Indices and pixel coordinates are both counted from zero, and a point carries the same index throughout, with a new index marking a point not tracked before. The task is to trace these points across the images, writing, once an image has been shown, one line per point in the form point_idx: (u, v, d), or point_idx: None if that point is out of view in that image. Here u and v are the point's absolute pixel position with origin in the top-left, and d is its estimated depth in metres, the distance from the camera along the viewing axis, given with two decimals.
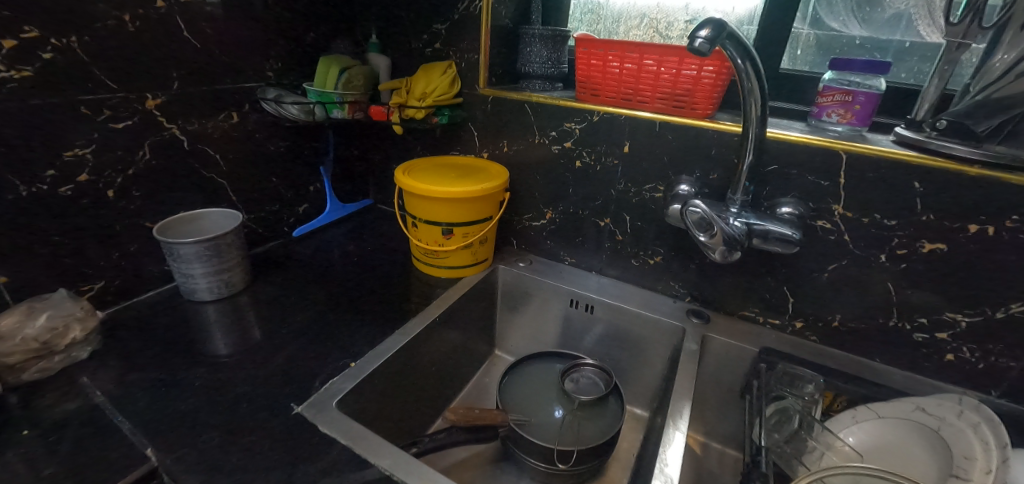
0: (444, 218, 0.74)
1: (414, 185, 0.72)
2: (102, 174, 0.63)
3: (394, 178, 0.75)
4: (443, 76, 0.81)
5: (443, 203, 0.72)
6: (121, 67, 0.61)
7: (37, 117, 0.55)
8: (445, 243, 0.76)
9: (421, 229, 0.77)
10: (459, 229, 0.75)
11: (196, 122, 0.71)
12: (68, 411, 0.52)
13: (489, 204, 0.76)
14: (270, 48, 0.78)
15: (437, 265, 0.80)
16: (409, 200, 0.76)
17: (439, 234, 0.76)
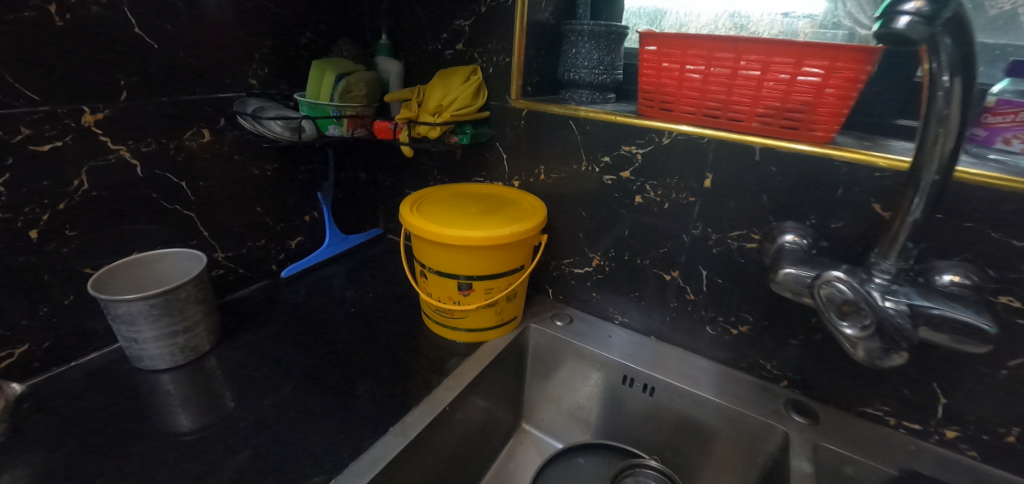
0: (461, 270, 0.56)
1: (421, 227, 0.55)
2: (20, 211, 0.48)
3: (400, 216, 0.58)
4: (465, 84, 0.63)
5: (460, 250, 0.55)
6: (45, 71, 0.47)
7: None
8: (463, 300, 0.59)
9: (431, 282, 0.60)
10: (481, 283, 0.58)
11: (153, 142, 0.56)
12: None
13: (520, 251, 0.58)
14: (254, 49, 0.63)
15: (453, 326, 0.63)
16: (417, 245, 0.59)
17: (454, 289, 0.58)
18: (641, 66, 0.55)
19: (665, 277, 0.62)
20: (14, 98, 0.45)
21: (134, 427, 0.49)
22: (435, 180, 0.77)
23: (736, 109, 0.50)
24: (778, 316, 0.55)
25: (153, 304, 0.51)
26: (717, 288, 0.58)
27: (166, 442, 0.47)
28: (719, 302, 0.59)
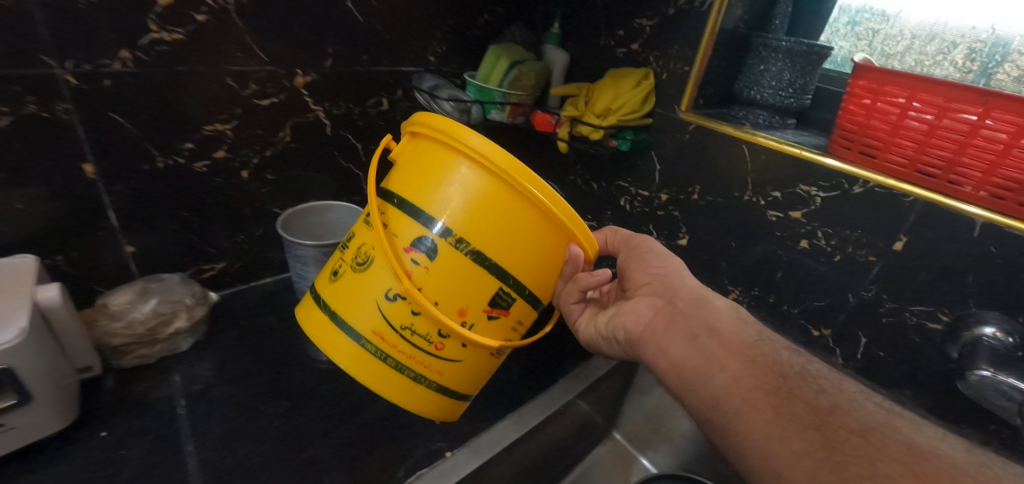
0: (517, 263, 0.38)
1: (507, 161, 0.35)
2: (238, 153, 0.58)
3: (456, 131, 0.36)
4: (636, 89, 0.62)
5: (537, 236, 0.38)
6: (276, 37, 0.54)
7: (181, 86, 0.51)
8: (476, 322, 0.39)
9: (442, 275, 0.38)
10: (521, 307, 0.41)
11: (343, 106, 0.63)
12: (145, 413, 0.49)
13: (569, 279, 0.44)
14: (439, 27, 0.67)
15: (422, 374, 0.41)
16: (449, 196, 0.37)
17: (481, 300, 0.39)
18: (845, 101, 0.49)
19: (812, 332, 0.57)
20: (250, 61, 0.53)
21: (296, 351, 0.59)
22: (575, 175, 0.77)
23: (960, 173, 0.43)
24: (943, 413, 0.49)
25: (324, 252, 0.58)
26: (875, 360, 0.53)
27: (312, 367, 0.56)
28: (872, 376, 0.53)
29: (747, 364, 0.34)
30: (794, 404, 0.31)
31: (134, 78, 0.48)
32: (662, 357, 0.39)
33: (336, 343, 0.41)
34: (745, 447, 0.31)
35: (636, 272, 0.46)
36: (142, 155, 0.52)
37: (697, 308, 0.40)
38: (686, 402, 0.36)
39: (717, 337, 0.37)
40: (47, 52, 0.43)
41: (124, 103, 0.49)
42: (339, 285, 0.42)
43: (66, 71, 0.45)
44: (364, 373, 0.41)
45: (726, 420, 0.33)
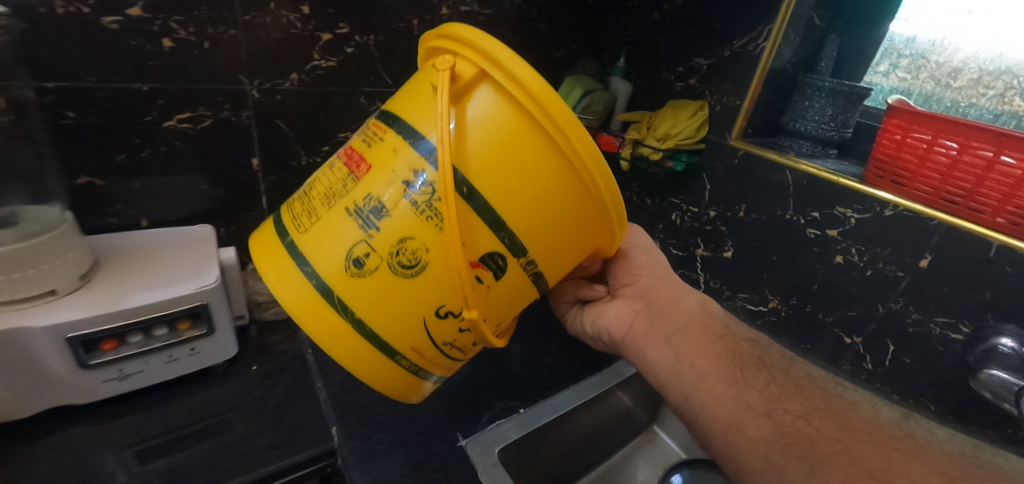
0: (539, 236, 0.33)
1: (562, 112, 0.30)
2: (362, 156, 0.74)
3: (485, 45, 0.30)
4: (692, 119, 0.73)
5: (557, 189, 0.32)
6: (398, 65, 0.70)
7: (330, 101, 0.67)
8: (482, 303, 0.35)
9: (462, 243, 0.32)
10: (524, 282, 0.35)
11: None
12: (283, 352, 0.64)
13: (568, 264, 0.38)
14: (522, 60, 0.83)
15: (409, 357, 0.36)
16: (484, 137, 0.31)
17: (488, 271, 0.33)
18: (879, 137, 0.58)
19: (845, 339, 0.64)
20: (378, 84, 0.69)
21: None
22: (633, 191, 0.90)
23: (979, 201, 0.50)
24: (962, 415, 0.55)
25: None
26: (902, 366, 0.59)
27: None
28: (901, 382, 0.59)
29: (712, 359, 0.42)
30: (750, 393, 0.39)
31: (296, 94, 0.64)
32: (644, 356, 0.48)
33: (309, 309, 0.35)
34: (709, 435, 0.39)
35: (620, 273, 0.53)
36: (293, 153, 0.67)
37: (672, 312, 0.48)
38: (664, 395, 0.45)
39: (688, 339, 0.45)
40: (245, 73, 0.60)
41: (287, 112, 0.64)
42: (317, 234, 0.34)
43: (253, 88, 0.61)
44: (339, 346, 0.35)
45: (696, 407, 0.41)
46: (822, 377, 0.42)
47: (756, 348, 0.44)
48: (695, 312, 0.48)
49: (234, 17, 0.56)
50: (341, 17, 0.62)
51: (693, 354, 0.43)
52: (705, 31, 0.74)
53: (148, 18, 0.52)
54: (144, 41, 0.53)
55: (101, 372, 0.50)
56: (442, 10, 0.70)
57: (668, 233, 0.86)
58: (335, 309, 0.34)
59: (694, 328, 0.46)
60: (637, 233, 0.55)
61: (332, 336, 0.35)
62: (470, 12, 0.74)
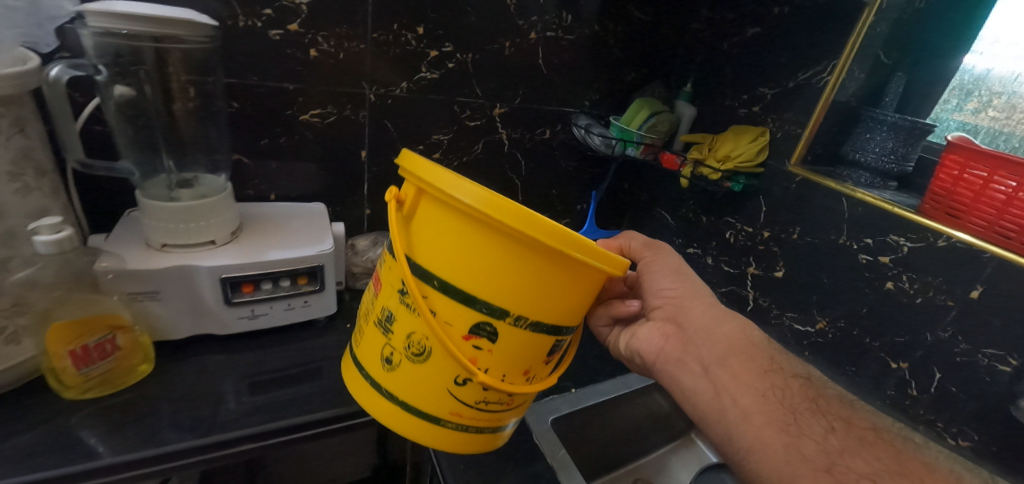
0: (518, 302, 0.36)
1: (492, 200, 0.33)
2: (450, 156, 0.85)
3: (437, 174, 0.35)
4: (752, 144, 0.79)
5: (528, 266, 0.35)
6: (488, 80, 0.82)
7: (430, 107, 0.79)
8: (491, 364, 0.39)
9: (449, 324, 0.38)
10: (530, 338, 0.38)
11: (518, 132, 0.90)
12: None
13: (575, 302, 0.39)
14: (596, 82, 0.93)
15: (451, 423, 0.42)
16: (453, 246, 0.36)
17: (485, 342, 0.38)
18: (936, 171, 0.61)
19: (890, 364, 0.66)
20: (471, 95, 0.82)
21: None
22: (689, 208, 0.96)
23: None
24: (1007, 447, 0.56)
25: None
26: (947, 394, 0.60)
27: None
28: (945, 410, 0.61)
29: (759, 398, 0.40)
30: (805, 442, 0.37)
31: (403, 100, 0.77)
32: (681, 384, 0.47)
33: (370, 405, 0.44)
34: (756, 478, 0.38)
35: (649, 295, 0.52)
36: (393, 149, 0.79)
37: (706, 341, 0.46)
38: (704, 427, 0.43)
39: (728, 371, 0.43)
40: (366, 81, 0.73)
41: (394, 114, 0.77)
42: (362, 346, 0.45)
43: (371, 92, 0.74)
44: (397, 423, 0.43)
45: (743, 449, 0.39)
46: (886, 422, 0.40)
47: (809, 386, 0.42)
48: (736, 342, 0.45)
49: (365, 35, 0.70)
50: (448, 39, 0.75)
51: (736, 394, 0.41)
52: (772, 63, 0.80)
53: (302, 32, 0.66)
54: (295, 50, 0.66)
55: (238, 310, 0.62)
56: (531, 35, 0.82)
57: (721, 250, 0.91)
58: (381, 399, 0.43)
59: (739, 363, 0.43)
60: (664, 249, 0.54)
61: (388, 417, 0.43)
62: (554, 36, 0.84)
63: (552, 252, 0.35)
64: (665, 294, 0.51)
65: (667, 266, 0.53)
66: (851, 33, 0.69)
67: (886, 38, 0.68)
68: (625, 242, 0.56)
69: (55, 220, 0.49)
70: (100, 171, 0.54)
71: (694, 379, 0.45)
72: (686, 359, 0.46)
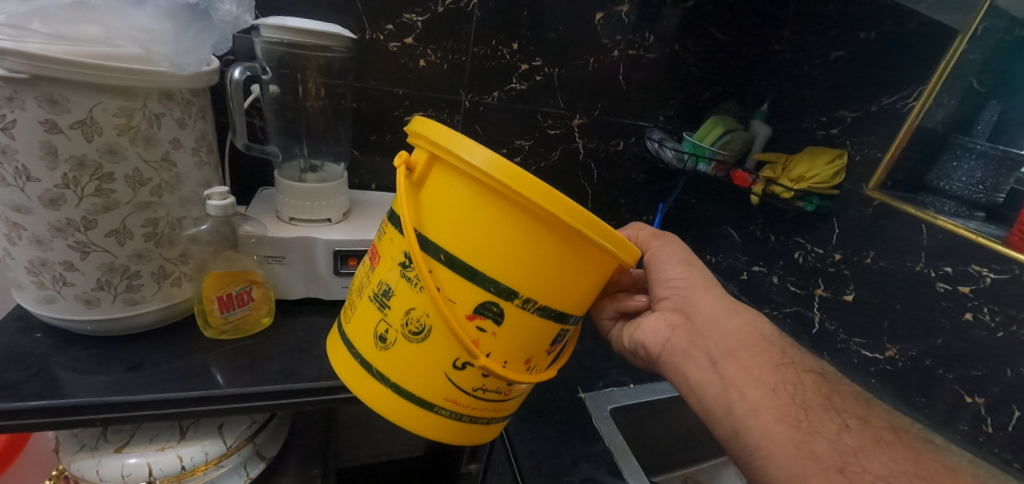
0: (523, 280, 0.40)
1: (512, 174, 0.36)
2: (530, 162, 0.95)
3: (459, 144, 0.38)
4: (828, 166, 0.82)
5: (535, 244, 0.39)
6: (571, 92, 0.91)
7: (517, 115, 0.89)
8: (494, 347, 0.43)
9: (453, 301, 0.42)
10: (530, 323, 0.43)
11: (594, 143, 0.97)
12: None
13: (579, 288, 0.43)
14: (671, 99, 0.99)
15: (445, 406, 0.47)
16: (467, 219, 0.39)
17: (488, 322, 0.42)
18: None
19: (965, 398, 0.64)
20: (553, 106, 0.91)
21: None
22: (757, 226, 0.98)
23: None
24: None
25: None
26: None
27: None
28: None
29: (768, 394, 0.43)
30: (817, 440, 0.39)
31: (494, 107, 0.87)
32: (687, 377, 0.49)
33: (368, 381, 0.48)
34: (762, 471, 0.40)
35: (656, 286, 0.55)
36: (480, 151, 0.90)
37: (715, 333, 0.48)
38: (712, 421, 0.46)
39: (737, 365, 0.45)
40: (464, 89, 0.84)
41: (484, 119, 0.87)
42: (357, 323, 0.49)
43: (467, 100, 0.85)
44: (391, 403, 0.47)
45: (750, 444, 0.41)
46: (904, 422, 0.43)
47: (818, 383, 0.45)
48: (743, 332, 0.48)
49: (467, 49, 0.81)
50: (539, 54, 0.85)
51: (744, 389, 0.44)
52: (854, 87, 0.82)
53: (416, 45, 0.78)
54: (407, 60, 0.79)
55: (342, 279, 0.73)
56: (614, 53, 0.90)
57: (788, 269, 0.92)
58: (379, 377, 0.47)
59: (749, 358, 0.46)
60: (670, 240, 0.58)
61: (384, 395, 0.47)
62: (636, 55, 0.92)
63: (567, 231, 0.39)
64: (675, 285, 0.54)
65: (677, 255, 0.56)
66: (941, 60, 0.70)
67: (982, 66, 0.68)
68: (634, 234, 0.60)
69: (224, 190, 0.61)
70: (255, 153, 0.66)
71: (700, 373, 0.48)
72: (693, 353, 0.49)
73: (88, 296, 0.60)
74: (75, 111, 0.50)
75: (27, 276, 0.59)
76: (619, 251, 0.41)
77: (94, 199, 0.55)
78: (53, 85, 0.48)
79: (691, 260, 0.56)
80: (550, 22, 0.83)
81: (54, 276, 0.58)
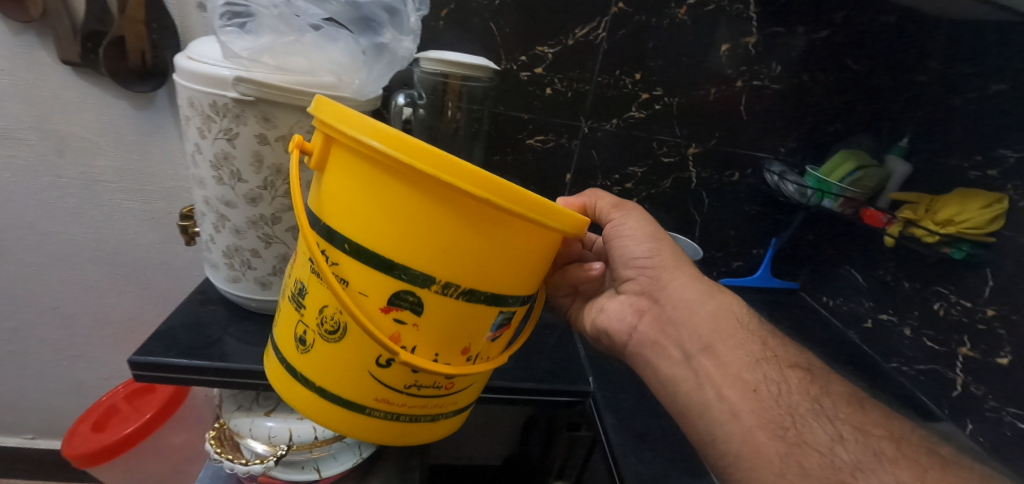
0: (436, 265, 0.40)
1: (400, 149, 0.35)
2: (638, 187, 0.96)
3: (346, 123, 0.38)
4: (982, 210, 0.76)
5: (441, 223, 0.38)
6: (688, 121, 0.92)
7: (631, 141, 0.92)
8: (416, 340, 0.44)
9: (367, 295, 0.43)
10: (453, 313, 0.43)
11: (707, 172, 0.97)
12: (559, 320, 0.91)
13: (504, 272, 0.43)
14: (794, 130, 0.96)
15: (378, 403, 0.48)
16: (370, 202, 0.39)
17: (406, 312, 0.43)
18: None
19: None
20: (670, 134, 0.92)
21: None
22: (886, 270, 0.93)
23: None
24: None
25: None
26: None
27: None
28: None
29: (744, 394, 0.46)
30: (797, 442, 0.41)
31: (612, 134, 0.91)
32: (666, 371, 0.54)
33: (299, 383, 0.50)
34: (735, 466, 0.44)
35: (625, 266, 0.62)
36: (594, 176, 0.94)
37: (688, 319, 0.55)
38: (692, 421, 0.50)
39: (714, 365, 0.50)
40: (585, 116, 0.88)
41: (600, 145, 0.91)
42: (284, 328, 0.51)
43: (586, 126, 0.89)
44: (325, 410, 0.49)
45: (723, 441, 0.45)
46: (907, 432, 0.42)
47: (803, 381, 0.47)
48: (715, 327, 0.53)
49: (592, 78, 0.86)
50: (659, 84, 0.88)
51: (723, 391, 0.48)
52: (1019, 124, 0.75)
53: (545, 74, 0.84)
54: (536, 88, 0.85)
55: None
56: (738, 83, 0.90)
57: (923, 322, 0.85)
58: (306, 379, 0.49)
59: (725, 356, 0.50)
60: (629, 212, 0.63)
61: (316, 398, 0.49)
62: (760, 85, 0.91)
63: (474, 209, 0.38)
64: (645, 268, 0.60)
65: (643, 238, 0.61)
66: None
67: None
68: (596, 206, 0.65)
69: None
70: None
71: (676, 368, 0.53)
72: (673, 354, 0.55)
73: (264, 279, 0.72)
74: (281, 127, 0.61)
75: (223, 258, 0.71)
76: (547, 218, 0.40)
77: (283, 200, 0.66)
78: (268, 106, 0.59)
79: (654, 239, 0.61)
80: (674, 53, 0.86)
81: (242, 261, 0.70)
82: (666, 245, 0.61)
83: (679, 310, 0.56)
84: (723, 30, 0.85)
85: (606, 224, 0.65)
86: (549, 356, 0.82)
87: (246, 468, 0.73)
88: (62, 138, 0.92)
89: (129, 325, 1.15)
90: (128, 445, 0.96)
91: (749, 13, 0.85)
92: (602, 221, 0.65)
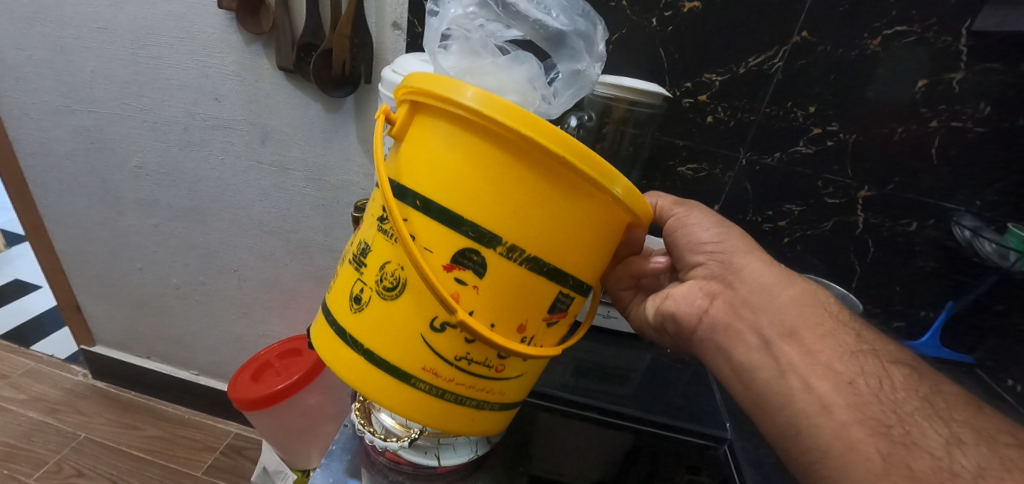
0: (503, 224, 0.43)
1: (489, 105, 0.40)
2: (791, 227, 0.91)
3: (435, 86, 0.43)
4: None
5: (512, 181, 0.42)
6: (863, 160, 0.84)
7: (790, 178, 0.87)
8: (474, 303, 0.47)
9: (433, 252, 0.46)
10: (514, 278, 0.46)
11: (878, 218, 0.88)
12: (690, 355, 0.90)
13: (565, 241, 0.45)
14: (999, 181, 0.82)
15: (424, 374, 0.51)
16: (445, 158, 0.43)
17: (469, 272, 0.46)
18: None
19: None
20: (839, 174, 0.85)
21: None
22: None
23: None
24: None
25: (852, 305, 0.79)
26: None
27: None
28: None
29: (836, 386, 0.49)
30: (901, 441, 0.44)
31: (771, 168, 0.87)
32: (740, 355, 0.56)
33: (345, 347, 0.53)
34: (828, 456, 0.46)
35: (693, 252, 0.64)
36: (744, 209, 0.91)
37: (766, 302, 0.56)
38: (778, 410, 0.52)
39: (800, 355, 0.52)
40: (745, 147, 0.86)
41: (757, 178, 0.88)
42: (341, 291, 0.54)
43: (745, 157, 0.86)
44: (370, 378, 0.52)
45: (814, 431, 0.48)
46: None
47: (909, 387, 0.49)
48: (798, 316, 0.54)
49: (759, 108, 0.82)
50: (837, 119, 0.81)
51: (811, 380, 0.50)
52: None
53: (709, 102, 0.83)
54: (697, 115, 0.84)
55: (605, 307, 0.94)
56: (933, 123, 0.79)
57: None
58: (356, 343, 0.52)
59: (813, 347, 0.52)
60: (692, 204, 0.66)
61: (364, 364, 0.52)
62: (960, 127, 0.79)
63: (546, 169, 0.42)
64: (715, 252, 0.62)
65: (709, 228, 0.64)
66: None
67: None
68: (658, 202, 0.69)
69: None
70: None
71: (754, 353, 0.55)
72: (749, 337, 0.56)
73: None
74: None
75: None
76: (613, 186, 0.43)
77: None
78: None
79: (720, 229, 0.63)
80: (858, 86, 0.79)
81: None
82: (731, 232, 0.63)
83: (754, 292, 0.57)
84: (924, 65, 0.76)
85: (667, 219, 0.68)
86: (681, 396, 0.86)
87: (384, 444, 0.70)
88: (267, 131, 1.09)
89: (289, 294, 1.33)
90: (277, 399, 1.11)
91: (959, 46, 0.74)
92: (664, 216, 0.69)
